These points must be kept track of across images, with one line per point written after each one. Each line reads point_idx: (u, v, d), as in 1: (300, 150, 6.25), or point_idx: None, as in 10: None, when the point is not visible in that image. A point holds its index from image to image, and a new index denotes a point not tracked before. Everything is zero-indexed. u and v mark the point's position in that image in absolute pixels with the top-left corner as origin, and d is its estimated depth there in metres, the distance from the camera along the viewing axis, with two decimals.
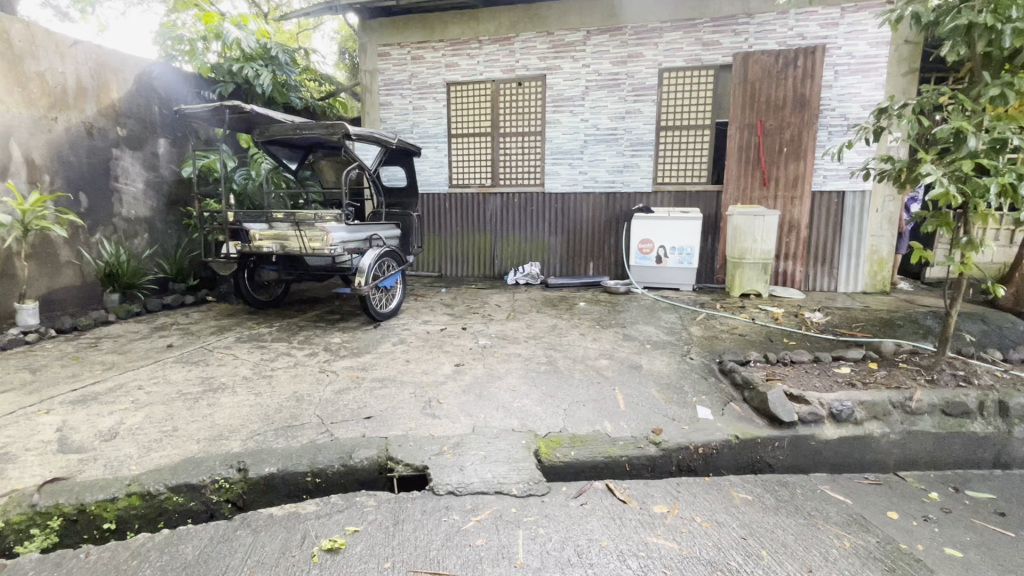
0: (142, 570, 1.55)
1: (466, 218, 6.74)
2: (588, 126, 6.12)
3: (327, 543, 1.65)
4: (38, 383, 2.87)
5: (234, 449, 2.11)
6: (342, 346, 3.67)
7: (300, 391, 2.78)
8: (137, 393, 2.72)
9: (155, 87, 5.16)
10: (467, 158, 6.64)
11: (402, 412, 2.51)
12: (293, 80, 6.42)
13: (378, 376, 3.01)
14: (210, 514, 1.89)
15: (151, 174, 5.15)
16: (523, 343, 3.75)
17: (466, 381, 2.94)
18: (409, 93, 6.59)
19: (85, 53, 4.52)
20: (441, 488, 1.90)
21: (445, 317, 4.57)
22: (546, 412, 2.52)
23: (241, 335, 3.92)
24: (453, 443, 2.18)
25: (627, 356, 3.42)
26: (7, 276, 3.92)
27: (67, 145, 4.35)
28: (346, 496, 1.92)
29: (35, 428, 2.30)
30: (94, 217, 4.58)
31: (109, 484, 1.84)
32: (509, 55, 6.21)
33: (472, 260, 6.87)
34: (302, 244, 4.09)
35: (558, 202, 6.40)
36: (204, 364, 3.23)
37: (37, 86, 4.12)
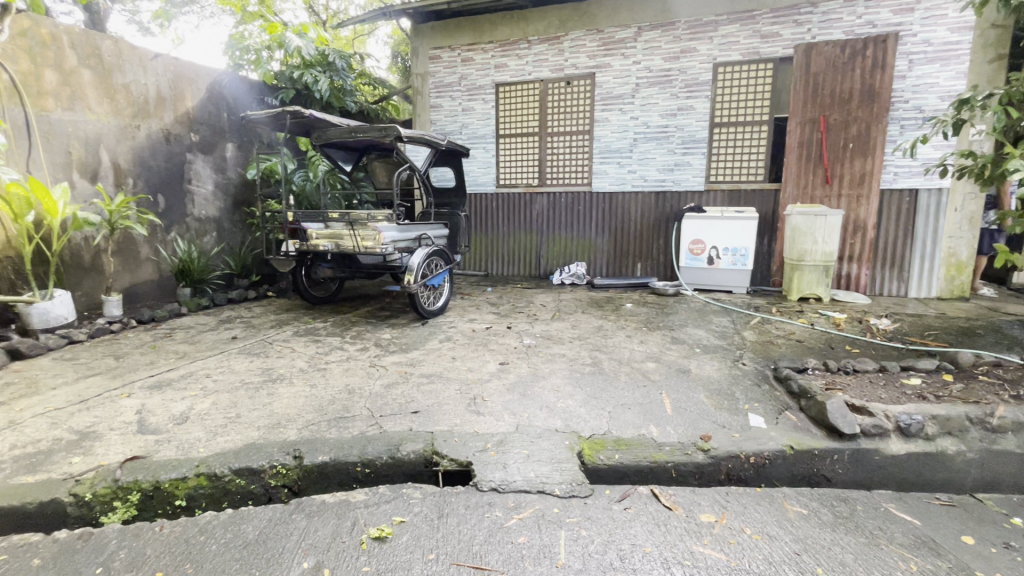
0: (210, 546, 1.66)
1: (513, 218, 6.78)
2: (638, 124, 6.01)
3: (375, 531, 1.71)
4: (121, 368, 3.14)
5: (291, 437, 2.23)
6: (391, 342, 3.78)
7: (352, 384, 2.89)
8: (205, 381, 2.92)
9: (224, 95, 5.51)
10: (515, 159, 6.67)
11: (448, 408, 2.56)
12: (349, 85, 6.68)
13: (425, 372, 3.09)
14: (269, 498, 2.00)
15: (220, 177, 5.49)
16: (569, 343, 3.73)
17: (511, 380, 2.96)
18: (459, 94, 6.70)
19: (165, 65, 4.88)
20: (485, 484, 1.93)
21: (491, 316, 4.62)
22: (591, 414, 2.50)
23: (298, 329, 4.12)
24: (497, 440, 2.20)
25: (674, 360, 3.34)
26: (95, 270, 4.31)
27: (147, 150, 4.72)
28: (394, 488, 1.99)
29: (118, 410, 2.52)
30: (170, 217, 4.95)
31: (181, 464, 1.99)
32: (558, 54, 6.19)
33: (518, 259, 6.90)
34: (355, 243, 4.25)
35: (606, 201, 6.32)
36: (265, 356, 3.42)
37: (123, 97, 4.51)
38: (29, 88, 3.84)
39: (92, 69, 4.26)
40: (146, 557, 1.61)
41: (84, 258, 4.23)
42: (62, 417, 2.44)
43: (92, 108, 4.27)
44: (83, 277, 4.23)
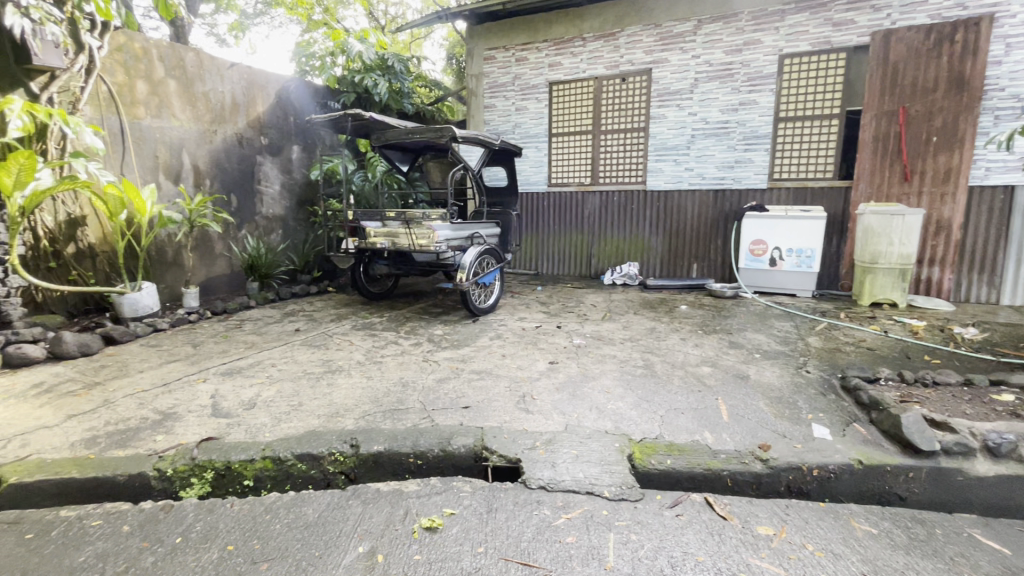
0: (274, 525, 1.77)
1: (564, 217, 6.74)
2: (696, 120, 5.81)
3: (426, 521, 1.76)
4: (198, 356, 3.39)
5: (348, 426, 2.33)
6: (443, 338, 3.87)
7: (406, 377, 2.99)
8: (271, 370, 3.11)
9: (291, 99, 5.82)
10: (567, 157, 6.63)
11: (498, 405, 2.59)
12: (407, 87, 6.90)
13: (475, 368, 3.14)
14: (327, 483, 2.10)
15: (286, 177, 5.81)
16: (620, 344, 3.67)
17: (560, 379, 2.96)
18: (512, 94, 6.74)
19: (240, 74, 5.22)
20: (533, 482, 1.93)
21: (541, 315, 4.62)
22: (642, 417, 2.45)
23: (356, 323, 4.30)
24: (546, 439, 2.21)
25: (732, 365, 3.21)
26: (177, 265, 4.68)
27: (223, 153, 5.07)
28: (444, 480, 2.03)
29: (195, 394, 2.73)
30: (241, 215, 5.29)
31: (249, 447, 2.12)
32: (614, 51, 6.09)
33: (569, 259, 6.86)
34: (410, 241, 4.37)
35: (662, 200, 6.15)
36: (326, 348, 3.59)
37: (203, 104, 4.86)
38: (123, 98, 4.23)
39: (177, 80, 4.62)
40: (218, 531, 1.74)
41: (167, 253, 4.61)
42: (148, 398, 2.67)
43: (176, 115, 4.64)
44: (166, 271, 4.60)
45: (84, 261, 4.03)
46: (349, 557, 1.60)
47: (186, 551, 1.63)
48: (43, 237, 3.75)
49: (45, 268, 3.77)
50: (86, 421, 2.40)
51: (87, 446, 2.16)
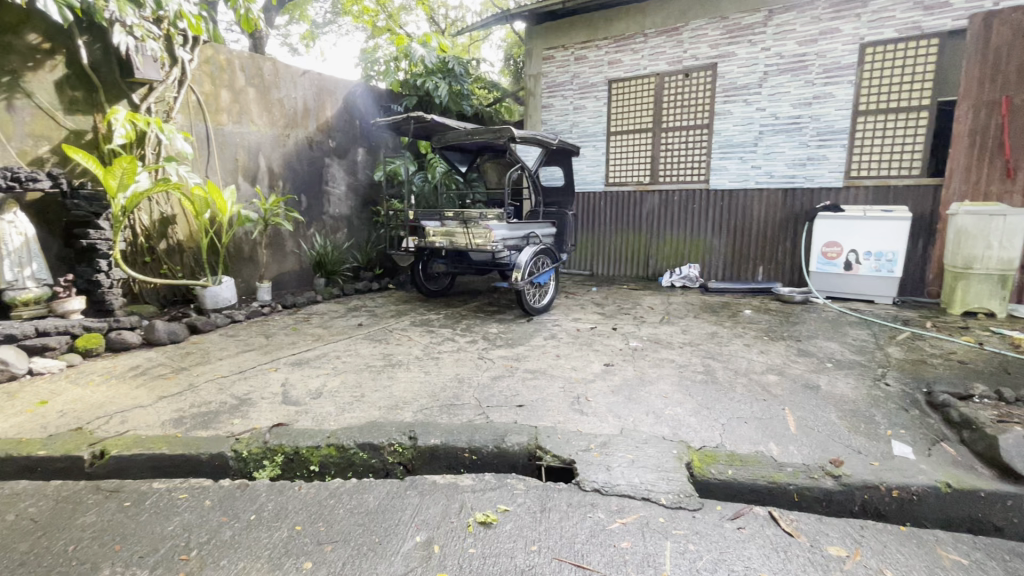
0: (338, 509, 1.86)
1: (621, 217, 6.62)
2: (765, 116, 5.54)
3: (481, 516, 1.79)
4: (270, 346, 3.62)
5: (407, 419, 2.41)
6: (498, 336, 3.90)
7: (462, 373, 3.05)
8: (336, 362, 3.27)
9: (357, 104, 6.08)
10: (626, 156, 6.49)
11: (552, 405, 2.58)
12: (467, 89, 7.02)
13: (529, 367, 3.15)
14: (386, 473, 2.17)
15: (351, 179, 6.07)
16: (678, 349, 3.56)
17: (616, 382, 2.91)
18: (571, 94, 6.70)
19: (311, 80, 5.52)
20: (587, 484, 1.92)
21: (596, 316, 4.57)
22: (702, 424, 2.37)
23: (414, 319, 4.44)
24: (601, 442, 2.18)
25: (800, 374, 3.03)
26: (253, 261, 5.01)
27: (295, 156, 5.38)
28: (498, 477, 2.06)
29: (267, 382, 2.91)
30: (310, 215, 5.60)
31: (316, 434, 2.24)
32: (677, 46, 5.92)
33: (626, 260, 6.73)
34: (468, 240, 4.45)
35: (725, 199, 5.92)
36: (386, 342, 3.73)
37: (278, 110, 5.18)
38: (209, 106, 4.59)
39: (256, 88, 4.96)
40: (288, 511, 1.85)
41: (244, 250, 4.95)
42: (226, 384, 2.89)
43: (255, 121, 4.98)
44: (243, 266, 4.95)
45: (173, 256, 4.40)
46: (407, 546, 1.65)
47: (260, 528, 1.75)
48: (140, 234, 4.13)
49: (141, 262, 4.16)
50: (173, 402, 2.62)
51: (175, 425, 2.36)
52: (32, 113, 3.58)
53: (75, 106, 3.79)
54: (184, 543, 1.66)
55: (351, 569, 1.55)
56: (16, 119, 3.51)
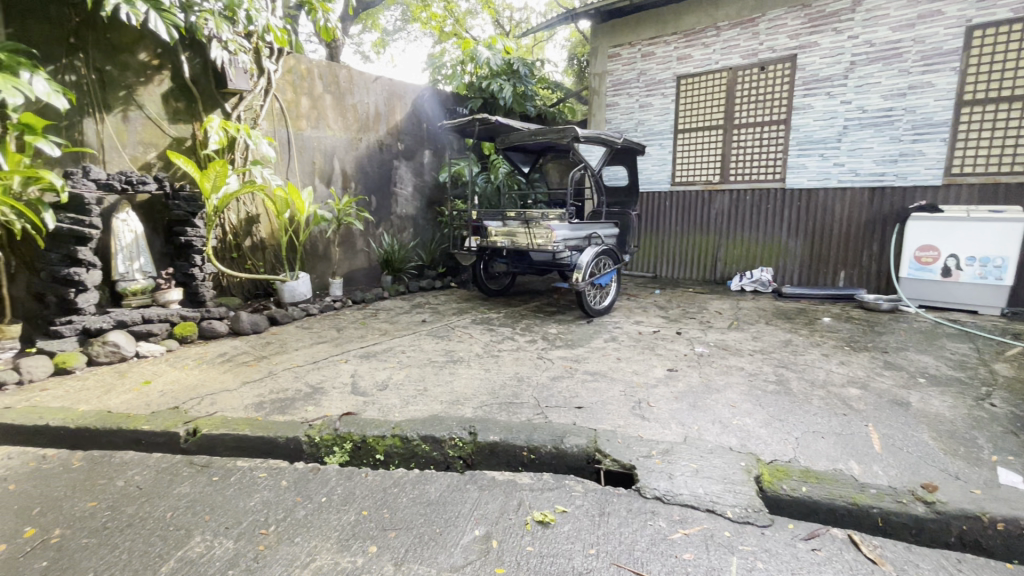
0: (401, 498, 1.93)
1: (687, 218, 6.38)
2: (850, 109, 5.15)
3: (539, 515, 1.80)
4: (341, 339, 3.82)
5: (467, 414, 2.46)
6: (557, 337, 3.89)
7: (521, 372, 3.07)
8: (401, 356, 3.40)
9: (424, 108, 6.27)
10: (694, 154, 6.26)
11: (612, 408, 2.55)
12: (531, 90, 7.06)
13: (589, 369, 3.12)
14: (447, 466, 2.22)
15: (418, 180, 6.28)
16: (748, 356, 3.39)
17: (680, 388, 2.81)
18: (637, 91, 6.55)
19: (383, 86, 5.76)
20: (648, 491, 1.88)
21: (659, 320, 4.44)
22: (773, 437, 2.24)
23: (475, 318, 4.52)
24: (663, 448, 2.12)
25: (887, 388, 2.78)
26: (327, 258, 5.31)
27: (366, 158, 5.64)
28: (556, 477, 2.06)
29: (338, 372, 3.08)
30: (379, 215, 5.85)
31: (382, 424, 2.34)
32: (752, 38, 5.63)
33: (692, 262, 6.48)
34: (529, 240, 4.46)
35: (803, 198, 5.56)
36: (449, 339, 3.83)
37: (352, 115, 5.45)
38: (290, 113, 4.92)
39: (332, 94, 5.26)
40: (355, 496, 1.94)
41: (319, 247, 5.25)
42: (302, 373, 3.08)
43: (331, 126, 5.27)
44: (318, 263, 5.25)
45: (257, 252, 4.76)
46: (466, 539, 1.68)
47: (331, 511, 1.85)
48: (229, 232, 4.50)
49: (229, 258, 4.52)
50: (255, 388, 2.83)
51: (256, 409, 2.55)
52: (142, 123, 3.99)
53: (178, 116, 4.19)
54: (263, 519, 1.79)
55: (413, 557, 1.60)
56: (130, 129, 3.93)
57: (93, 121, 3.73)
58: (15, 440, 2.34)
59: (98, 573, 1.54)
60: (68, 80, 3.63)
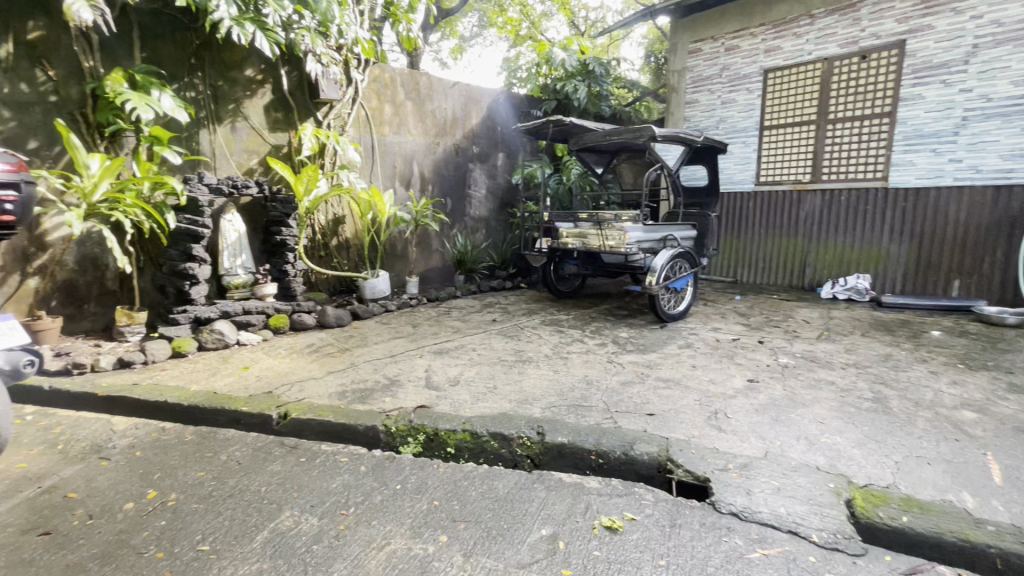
0: (471, 491, 1.98)
1: (774, 220, 5.96)
2: (971, 98, 4.59)
3: (607, 520, 1.77)
4: (416, 335, 3.98)
5: (535, 414, 2.48)
6: (629, 341, 3.81)
7: (590, 376, 3.04)
8: (472, 354, 3.49)
9: (499, 111, 6.39)
10: (781, 151, 5.86)
11: (685, 418, 2.45)
12: (606, 90, 6.97)
13: (662, 376, 3.02)
14: (515, 464, 2.24)
15: (491, 182, 6.39)
16: (840, 370, 3.13)
17: (761, 401, 2.65)
18: (718, 87, 6.25)
19: (460, 91, 5.94)
20: (723, 506, 1.79)
21: (739, 327, 4.21)
22: (868, 459, 2.05)
23: (545, 319, 4.53)
24: (741, 463, 2.01)
25: (1011, 414, 2.45)
26: (404, 257, 5.55)
27: (443, 161, 5.84)
28: (626, 484, 2.01)
29: (413, 367, 3.21)
30: (453, 217, 6.03)
31: (453, 419, 2.42)
32: (852, 25, 5.20)
33: (776, 267, 6.06)
34: (601, 242, 4.40)
35: (910, 199, 5.03)
36: (518, 339, 3.87)
37: (431, 120, 5.68)
38: (375, 120, 5.21)
39: (413, 101, 5.51)
40: (428, 486, 2.02)
41: (398, 248, 5.50)
42: (380, 365, 3.25)
43: (411, 131, 5.52)
44: (396, 262, 5.50)
45: (342, 251, 5.08)
46: (533, 537, 1.70)
47: (405, 498, 1.94)
48: (318, 232, 4.84)
49: (317, 256, 4.86)
50: (338, 377, 3.04)
51: (339, 398, 2.73)
52: (247, 132, 4.40)
53: (278, 125, 4.58)
54: (343, 500, 1.92)
55: (481, 550, 1.64)
56: (237, 138, 4.35)
57: (208, 131, 4.17)
58: (141, 413, 2.67)
59: (206, 535, 1.72)
60: (189, 96, 4.08)
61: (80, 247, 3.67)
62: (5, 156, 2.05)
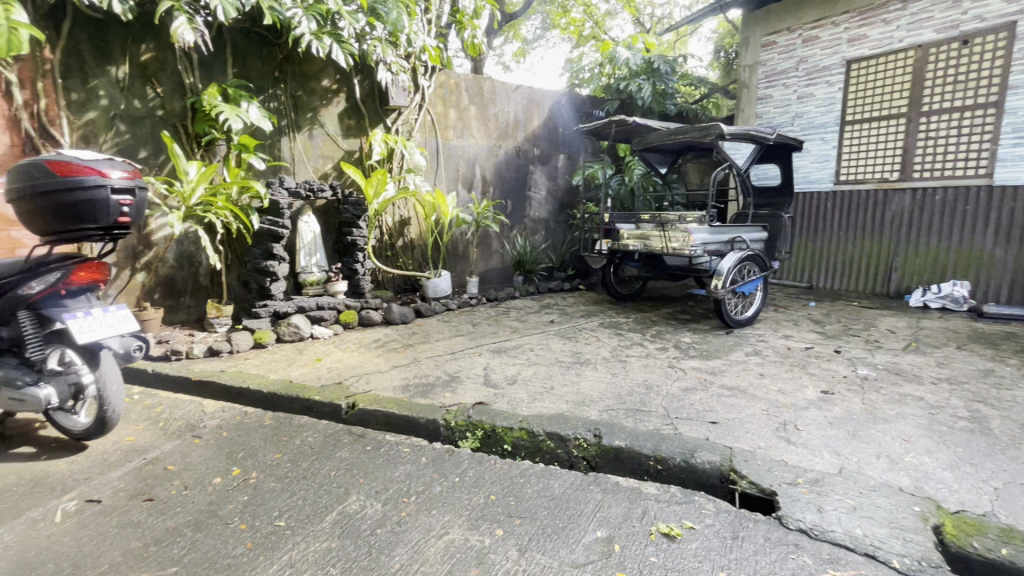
0: (527, 489, 2.01)
1: (856, 221, 5.53)
2: None
3: (664, 527, 1.74)
4: (475, 334, 4.07)
5: (592, 417, 2.47)
6: (692, 346, 3.69)
7: (650, 380, 2.97)
8: (530, 354, 3.52)
9: (561, 112, 6.39)
10: (865, 147, 5.44)
11: (751, 428, 2.34)
12: (671, 88, 6.79)
13: (726, 383, 2.90)
14: (571, 464, 2.24)
15: (551, 184, 6.41)
16: (929, 385, 2.87)
17: (837, 414, 2.48)
18: (795, 81, 5.91)
19: (523, 93, 6.00)
20: (791, 522, 1.70)
21: (813, 335, 3.96)
22: (961, 483, 1.88)
23: (604, 321, 4.48)
24: (811, 478, 1.90)
25: None
26: (466, 258, 5.69)
27: (504, 164, 5.92)
28: (685, 491, 1.96)
29: (472, 365, 3.29)
30: (514, 218, 6.09)
31: (510, 417, 2.46)
32: (951, 8, 4.75)
33: (857, 272, 5.63)
34: (663, 243, 4.28)
35: (1018, 198, 4.53)
36: (576, 341, 3.86)
37: (493, 123, 5.78)
38: (439, 124, 5.39)
39: (476, 105, 5.64)
40: (485, 480, 2.07)
41: (460, 248, 5.63)
42: (441, 362, 3.36)
43: (474, 134, 5.65)
44: (457, 262, 5.65)
45: (407, 251, 5.28)
46: (588, 538, 1.70)
47: (464, 491, 2.00)
48: (385, 233, 5.07)
49: (384, 256, 5.09)
50: (402, 371, 3.18)
51: (402, 391, 2.85)
52: (323, 139, 4.69)
53: (350, 131, 4.85)
54: (405, 489, 2.01)
55: (536, 546, 1.67)
56: (314, 144, 4.64)
57: (288, 139, 4.49)
58: (227, 397, 2.92)
59: (282, 512, 1.86)
60: (272, 107, 4.41)
61: (179, 245, 4.07)
62: (123, 164, 2.30)
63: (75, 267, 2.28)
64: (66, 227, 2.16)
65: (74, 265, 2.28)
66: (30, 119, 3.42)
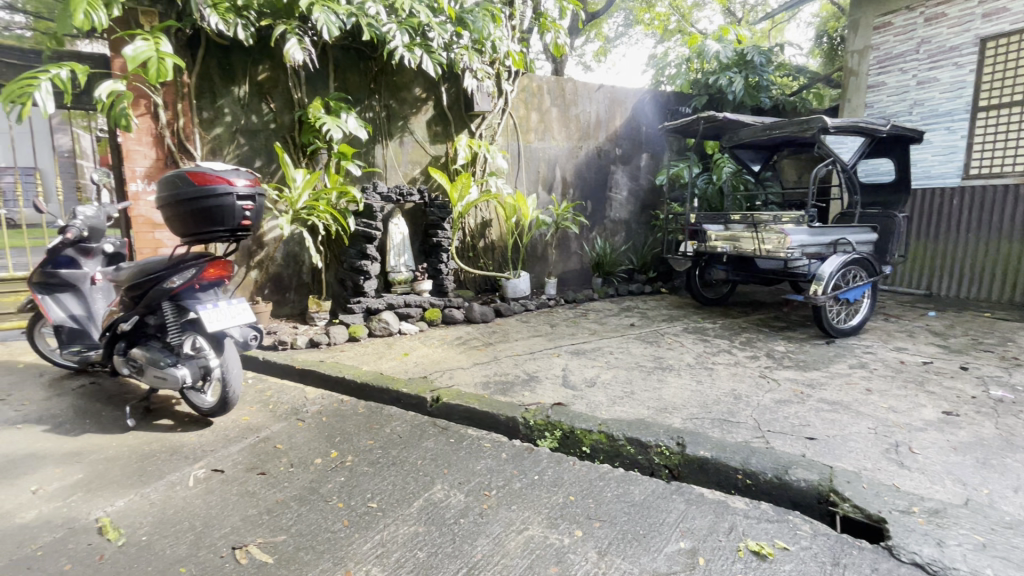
0: (605, 493, 1.99)
1: (989, 219, 4.85)
2: None
3: (754, 545, 1.65)
4: (554, 335, 4.10)
5: (675, 424, 2.39)
6: (786, 356, 3.45)
7: (739, 390, 2.81)
8: (609, 357, 3.47)
9: (644, 111, 6.22)
10: (1003, 136, 4.76)
11: (856, 447, 2.15)
12: (766, 80, 6.38)
13: (826, 398, 2.67)
14: (652, 472, 2.19)
15: (633, 184, 6.26)
16: None
17: (961, 438, 2.20)
18: (914, 65, 5.31)
19: (605, 93, 5.93)
20: (905, 554, 1.54)
21: (933, 349, 3.53)
22: None
23: (688, 326, 4.31)
24: (930, 507, 1.71)
25: None
26: (545, 258, 5.72)
27: (585, 165, 5.89)
28: (778, 509, 1.84)
29: (550, 365, 3.31)
30: (594, 219, 6.03)
31: (589, 419, 2.45)
32: None
33: (989, 279, 4.93)
34: (756, 246, 4.02)
35: None
36: (658, 345, 3.75)
37: (575, 124, 5.77)
38: (521, 127, 5.48)
39: (558, 107, 5.66)
40: (564, 481, 2.08)
41: (539, 249, 5.67)
42: (520, 361, 3.41)
43: (555, 136, 5.67)
44: (537, 263, 5.69)
45: (488, 252, 5.41)
46: (671, 548, 1.65)
47: (543, 489, 2.02)
48: (468, 235, 5.24)
49: (467, 257, 5.26)
50: (483, 369, 3.27)
51: (483, 388, 2.94)
52: (412, 145, 4.94)
53: (437, 137, 5.06)
54: (487, 483, 2.07)
55: (616, 550, 1.65)
56: (404, 151, 4.91)
57: (381, 146, 4.78)
58: (325, 386, 3.18)
59: (374, 495, 2.00)
60: (368, 117, 4.73)
61: (286, 245, 4.48)
62: (246, 173, 2.58)
63: (206, 264, 2.56)
64: (200, 228, 2.47)
65: (205, 263, 2.57)
66: (171, 136, 3.95)
